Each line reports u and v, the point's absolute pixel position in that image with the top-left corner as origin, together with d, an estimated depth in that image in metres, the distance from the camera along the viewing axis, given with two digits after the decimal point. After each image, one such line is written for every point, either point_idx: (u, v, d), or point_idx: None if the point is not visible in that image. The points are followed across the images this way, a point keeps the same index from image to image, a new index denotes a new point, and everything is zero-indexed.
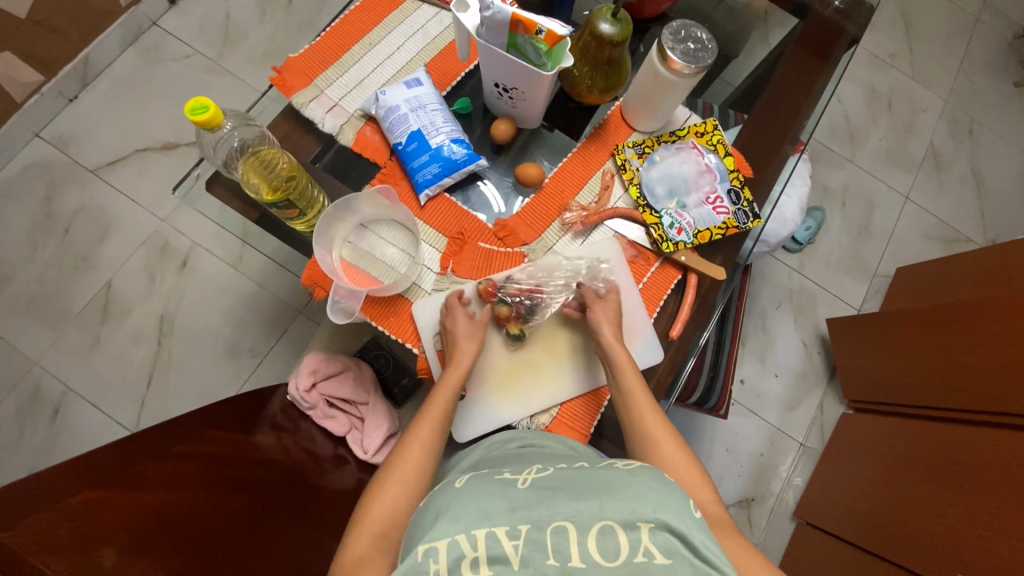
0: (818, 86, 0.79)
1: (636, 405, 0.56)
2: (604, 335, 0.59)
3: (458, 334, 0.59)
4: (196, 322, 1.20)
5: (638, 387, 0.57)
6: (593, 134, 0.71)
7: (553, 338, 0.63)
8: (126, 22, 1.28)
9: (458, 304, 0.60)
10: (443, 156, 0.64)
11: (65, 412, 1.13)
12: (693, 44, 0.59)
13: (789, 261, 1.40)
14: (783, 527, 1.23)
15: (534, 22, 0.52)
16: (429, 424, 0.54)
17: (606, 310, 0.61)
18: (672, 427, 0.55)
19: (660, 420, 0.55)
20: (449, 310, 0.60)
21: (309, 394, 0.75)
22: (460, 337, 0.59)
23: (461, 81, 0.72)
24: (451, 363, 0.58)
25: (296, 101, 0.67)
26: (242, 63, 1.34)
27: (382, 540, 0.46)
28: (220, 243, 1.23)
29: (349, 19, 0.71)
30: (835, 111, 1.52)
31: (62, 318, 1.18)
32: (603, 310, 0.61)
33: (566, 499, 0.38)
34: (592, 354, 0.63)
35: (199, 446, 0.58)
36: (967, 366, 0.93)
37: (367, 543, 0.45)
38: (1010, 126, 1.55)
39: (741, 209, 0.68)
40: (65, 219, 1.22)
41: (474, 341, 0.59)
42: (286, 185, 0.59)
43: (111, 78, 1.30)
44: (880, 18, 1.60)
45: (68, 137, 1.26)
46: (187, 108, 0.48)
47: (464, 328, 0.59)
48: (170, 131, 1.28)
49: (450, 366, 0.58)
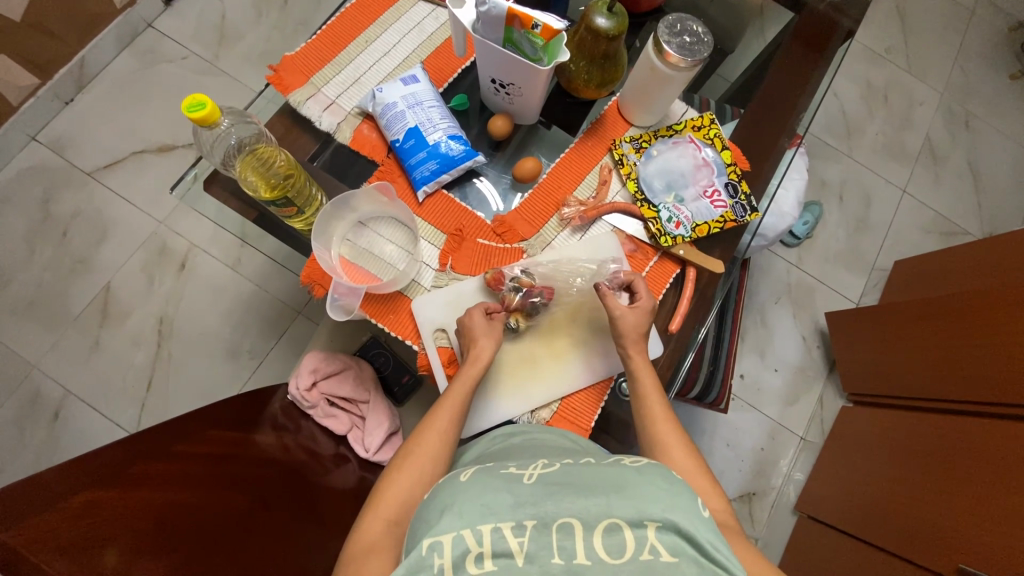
0: (814, 80, 0.79)
1: (654, 416, 0.55)
2: (629, 341, 0.58)
3: (476, 332, 0.58)
4: (195, 324, 1.19)
5: (655, 393, 0.57)
6: (590, 130, 0.71)
7: (568, 341, 0.63)
8: (122, 24, 1.28)
9: (485, 310, 0.60)
10: (441, 153, 0.64)
11: (65, 415, 1.13)
12: (689, 38, 0.59)
13: (787, 255, 1.40)
14: (784, 520, 1.23)
15: (530, 17, 0.52)
16: (445, 416, 0.54)
17: (633, 310, 0.59)
18: (678, 424, 0.56)
19: (667, 414, 0.55)
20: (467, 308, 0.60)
21: (309, 393, 0.75)
22: (479, 335, 0.58)
23: (458, 78, 0.72)
24: (469, 359, 0.57)
25: (293, 99, 0.67)
26: (238, 64, 1.33)
27: (394, 528, 0.46)
28: (218, 244, 1.23)
29: (345, 17, 0.71)
30: (831, 105, 1.53)
31: (61, 321, 1.17)
32: (626, 316, 0.59)
33: (573, 495, 0.38)
34: (608, 354, 0.63)
35: (201, 446, 0.57)
36: (967, 357, 0.93)
37: (379, 530, 0.45)
38: (1006, 119, 1.56)
39: (738, 203, 0.69)
40: (63, 222, 1.22)
41: (492, 339, 0.58)
42: (284, 183, 0.59)
43: (107, 80, 1.30)
44: (875, 12, 1.61)
45: (64, 139, 1.26)
46: (185, 104, 0.48)
47: (481, 326, 0.58)
48: (167, 133, 1.28)
49: (468, 362, 0.57)
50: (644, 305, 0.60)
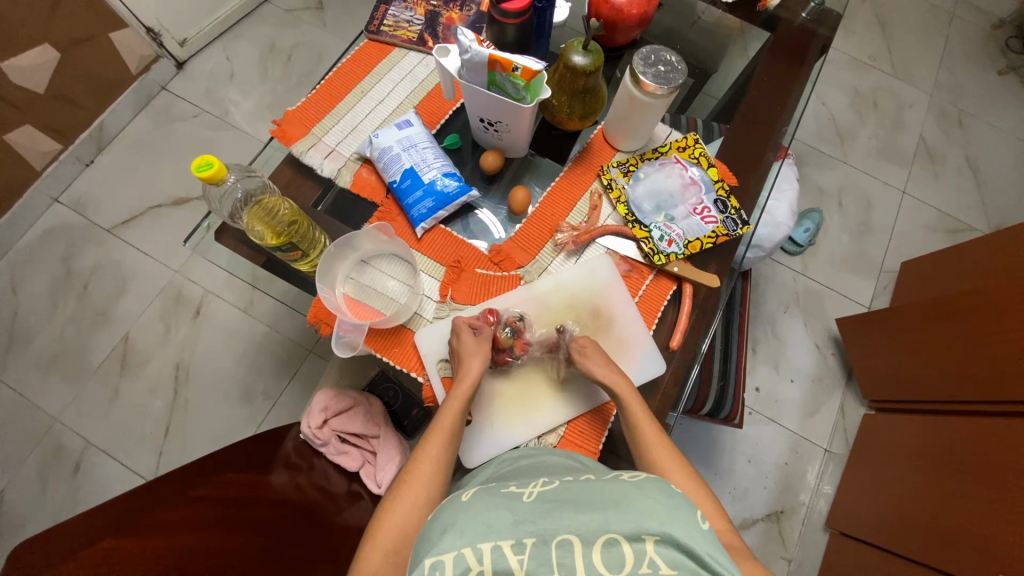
0: (794, 94, 0.82)
1: (653, 445, 0.55)
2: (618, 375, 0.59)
3: (465, 352, 0.59)
4: (210, 367, 1.22)
5: (648, 422, 0.57)
6: (579, 157, 0.74)
7: (548, 376, 0.63)
8: (137, 89, 1.37)
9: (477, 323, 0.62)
10: (437, 190, 0.67)
11: (86, 466, 1.15)
12: (664, 67, 0.62)
13: (792, 264, 1.40)
14: (816, 539, 1.18)
15: (510, 61, 0.56)
16: (437, 440, 0.55)
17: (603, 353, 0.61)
18: (674, 447, 0.56)
19: (660, 440, 0.56)
20: (455, 329, 0.61)
21: (320, 431, 0.76)
22: (468, 354, 0.59)
23: (450, 119, 0.76)
24: (458, 377, 0.58)
25: (296, 149, 0.71)
26: (247, 118, 1.41)
27: (391, 556, 0.46)
28: (231, 288, 1.27)
29: (343, 71, 0.76)
30: (821, 113, 1.55)
31: (82, 372, 1.21)
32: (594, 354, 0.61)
33: (572, 512, 0.38)
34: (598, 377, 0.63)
35: (215, 488, 0.59)
36: (988, 356, 0.91)
37: (378, 559, 0.46)
38: (999, 114, 1.57)
39: (729, 218, 0.70)
40: (84, 277, 1.27)
41: (479, 356, 0.58)
42: (289, 229, 0.62)
43: (124, 140, 1.38)
44: (856, 22, 1.65)
45: (85, 199, 1.33)
46: (194, 166, 0.52)
47: (470, 345, 0.59)
48: (181, 186, 1.35)
49: (457, 380, 0.58)
50: (594, 347, 0.61)
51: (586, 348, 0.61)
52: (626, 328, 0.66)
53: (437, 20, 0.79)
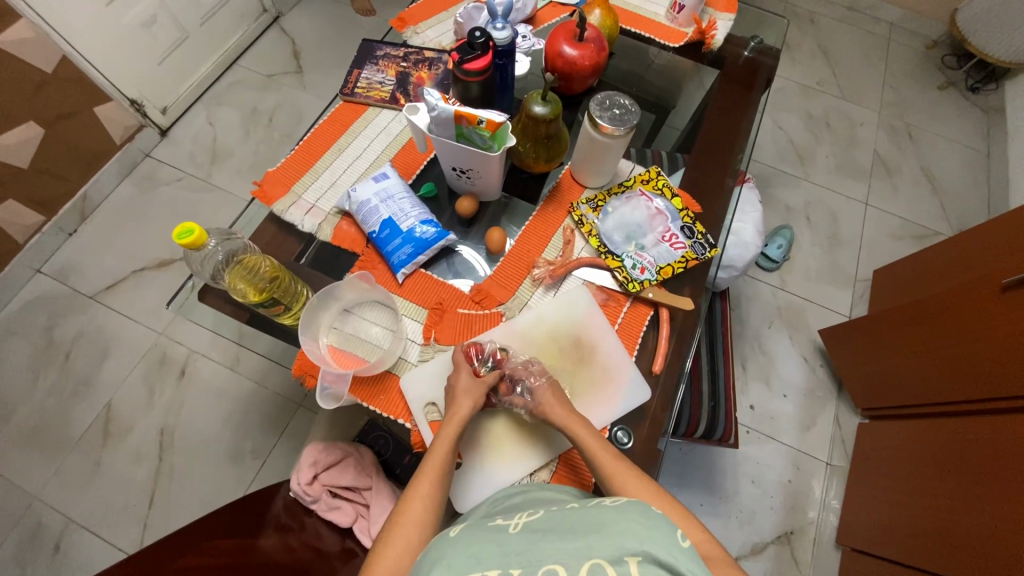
0: (745, 123, 0.88)
1: (633, 475, 0.55)
2: (573, 413, 0.60)
3: (458, 390, 0.60)
4: (197, 429, 1.19)
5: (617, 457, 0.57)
6: (550, 197, 0.78)
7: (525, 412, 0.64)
8: (122, 157, 1.40)
9: (466, 359, 0.62)
10: (415, 237, 0.69)
11: (66, 546, 1.09)
12: (618, 110, 0.66)
13: (769, 280, 1.45)
14: (830, 558, 1.15)
15: (475, 115, 0.59)
16: (428, 480, 0.54)
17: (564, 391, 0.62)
18: (650, 483, 0.55)
19: (628, 470, 0.56)
20: (454, 366, 0.62)
21: (311, 487, 0.75)
22: (460, 392, 0.59)
23: (425, 168, 0.80)
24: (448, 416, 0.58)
25: (277, 208, 0.74)
26: (231, 178, 1.45)
27: None
28: (217, 346, 1.27)
29: (320, 131, 0.80)
30: (779, 137, 1.65)
31: (63, 445, 1.17)
32: (558, 391, 0.61)
33: (556, 540, 0.39)
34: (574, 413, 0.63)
35: (203, 557, 0.57)
36: (964, 356, 0.95)
37: None
38: (945, 125, 1.68)
39: (696, 242, 0.74)
40: (65, 346, 1.25)
41: (470, 397, 0.59)
42: (270, 285, 0.63)
43: (109, 207, 1.40)
44: (800, 53, 1.79)
45: (67, 269, 1.33)
46: (176, 233, 0.54)
47: (464, 383, 0.60)
48: (166, 249, 1.36)
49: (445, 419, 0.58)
50: (554, 384, 0.62)
51: (550, 388, 0.61)
52: (607, 357, 0.67)
53: (408, 80, 0.84)
